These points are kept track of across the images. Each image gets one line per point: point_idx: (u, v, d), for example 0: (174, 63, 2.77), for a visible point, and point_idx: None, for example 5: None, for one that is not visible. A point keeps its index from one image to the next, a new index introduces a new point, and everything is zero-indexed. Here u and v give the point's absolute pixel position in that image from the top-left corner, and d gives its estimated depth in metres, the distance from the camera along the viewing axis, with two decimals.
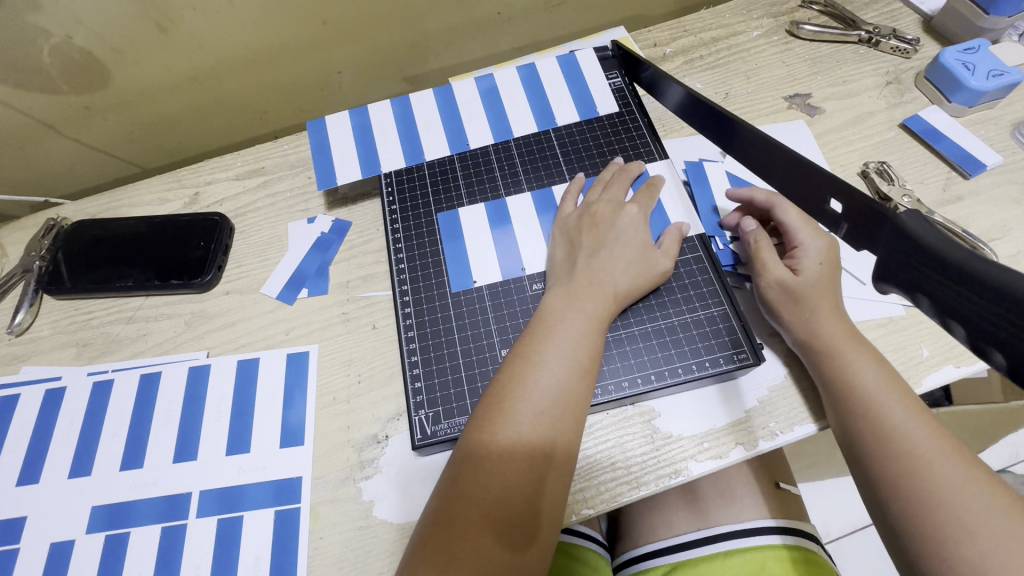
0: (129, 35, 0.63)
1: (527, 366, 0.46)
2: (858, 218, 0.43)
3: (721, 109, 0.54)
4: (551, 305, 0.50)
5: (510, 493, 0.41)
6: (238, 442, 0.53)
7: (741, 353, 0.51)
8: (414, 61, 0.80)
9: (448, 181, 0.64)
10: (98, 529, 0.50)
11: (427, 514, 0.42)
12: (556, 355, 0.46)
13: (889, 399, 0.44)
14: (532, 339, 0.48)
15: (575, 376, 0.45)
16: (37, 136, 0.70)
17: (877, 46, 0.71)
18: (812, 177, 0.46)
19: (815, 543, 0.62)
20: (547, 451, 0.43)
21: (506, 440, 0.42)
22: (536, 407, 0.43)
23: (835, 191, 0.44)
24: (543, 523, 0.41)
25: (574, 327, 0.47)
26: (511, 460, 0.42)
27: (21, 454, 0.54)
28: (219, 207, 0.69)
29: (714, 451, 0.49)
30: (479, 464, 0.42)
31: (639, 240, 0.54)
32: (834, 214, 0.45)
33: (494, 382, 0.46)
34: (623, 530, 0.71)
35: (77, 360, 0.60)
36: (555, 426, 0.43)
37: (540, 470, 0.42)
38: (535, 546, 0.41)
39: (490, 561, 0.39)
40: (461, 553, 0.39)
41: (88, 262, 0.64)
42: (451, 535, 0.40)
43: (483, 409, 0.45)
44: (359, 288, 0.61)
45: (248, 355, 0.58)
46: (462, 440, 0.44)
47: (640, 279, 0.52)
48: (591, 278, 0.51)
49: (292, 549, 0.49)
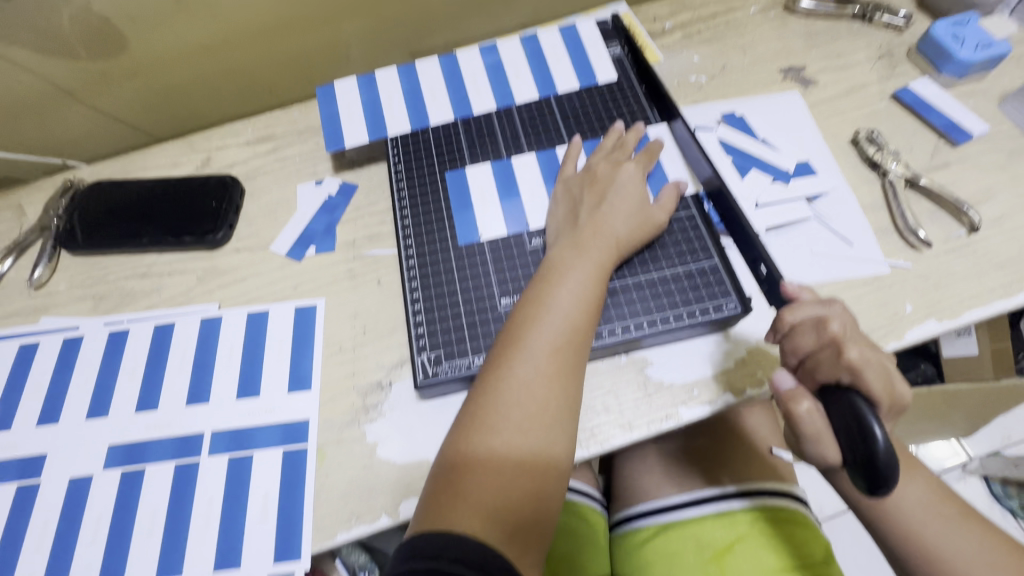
0: (145, 3, 0.66)
1: (540, 308, 0.48)
2: (769, 284, 0.54)
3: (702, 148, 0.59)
4: (558, 255, 0.52)
5: (530, 424, 0.43)
6: (249, 388, 0.56)
7: (730, 304, 0.53)
8: (420, 36, 0.82)
9: (452, 145, 0.66)
10: (115, 465, 0.53)
11: (447, 446, 0.44)
12: (567, 298, 0.48)
13: (925, 513, 0.47)
14: (543, 284, 0.50)
15: (584, 316, 0.48)
16: (55, 102, 0.73)
17: (871, 21, 0.73)
18: (752, 245, 0.55)
19: (800, 504, 0.65)
20: (561, 387, 0.45)
21: (521, 376, 0.45)
22: (550, 345, 0.46)
23: (764, 260, 0.53)
24: (560, 457, 0.44)
25: (583, 272, 0.50)
26: (529, 397, 0.44)
27: (41, 398, 0.57)
28: (230, 170, 0.71)
29: (702, 398, 0.52)
30: (499, 397, 0.44)
31: (637, 194, 0.56)
32: (760, 275, 0.55)
33: (507, 325, 0.49)
34: (618, 489, 0.73)
35: (93, 312, 0.62)
36: (567, 364, 0.46)
37: (557, 405, 0.44)
38: (554, 476, 0.43)
39: (513, 490, 0.41)
40: (484, 479, 0.41)
41: (103, 220, 0.66)
42: (473, 463, 0.42)
43: (498, 349, 0.47)
44: (365, 246, 0.63)
45: (258, 308, 0.60)
46: (479, 379, 0.47)
47: (639, 230, 0.54)
48: (594, 229, 0.53)
49: (300, 487, 0.51)
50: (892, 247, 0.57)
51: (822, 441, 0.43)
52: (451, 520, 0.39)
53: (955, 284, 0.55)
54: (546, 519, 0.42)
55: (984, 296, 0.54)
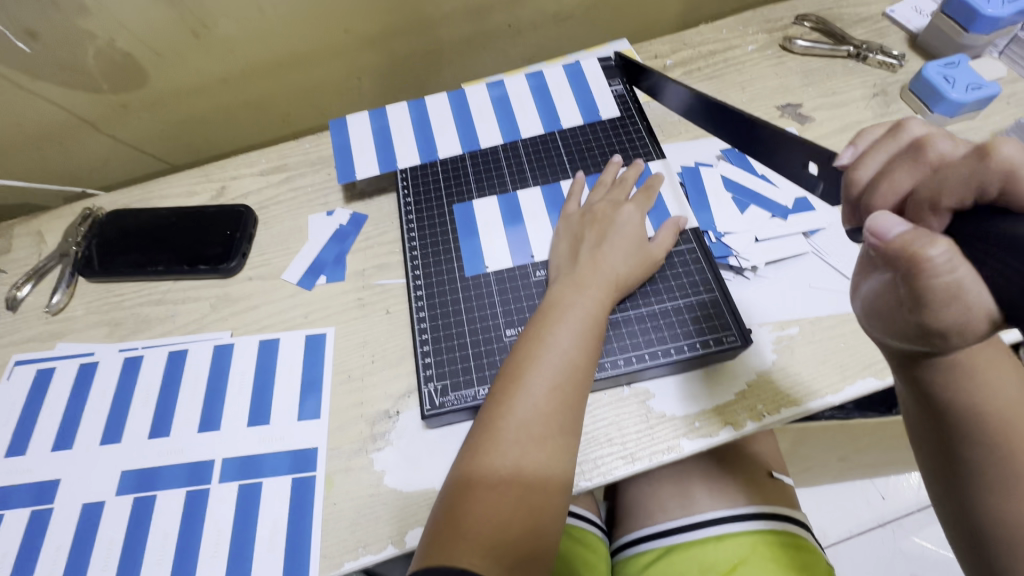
0: (167, 39, 0.69)
1: (540, 346, 0.49)
2: (829, 178, 0.50)
3: (722, 102, 0.58)
4: (559, 293, 0.53)
5: (527, 462, 0.45)
6: (259, 415, 0.57)
7: (729, 336, 0.54)
8: (430, 69, 0.85)
9: (459, 178, 0.68)
10: (128, 491, 0.54)
11: (448, 483, 0.45)
12: (566, 335, 0.50)
13: None
14: (544, 321, 0.51)
15: (583, 355, 0.49)
16: (77, 132, 0.76)
17: (865, 60, 0.75)
18: (790, 148, 0.52)
19: (803, 528, 0.65)
20: (559, 422, 0.46)
21: (521, 412, 0.46)
22: (549, 383, 0.47)
23: (812, 155, 0.50)
24: (555, 491, 0.45)
25: (582, 310, 0.51)
26: (528, 432, 0.45)
27: (56, 423, 0.58)
28: (244, 199, 0.73)
29: (703, 430, 0.53)
30: (498, 435, 0.45)
31: (636, 233, 0.57)
32: (812, 176, 0.52)
33: (508, 361, 0.50)
34: (621, 514, 0.74)
35: (109, 338, 0.64)
36: (567, 399, 0.47)
37: (555, 439, 0.46)
38: (550, 509, 0.44)
39: (510, 526, 0.42)
40: (481, 516, 0.42)
41: (120, 248, 0.68)
42: (472, 500, 0.43)
43: (499, 385, 0.48)
44: (374, 276, 0.65)
45: (269, 336, 0.62)
46: (479, 416, 0.48)
47: (638, 269, 0.56)
48: (594, 267, 0.54)
49: (308, 515, 0.52)
50: None
51: (961, 298, 0.33)
52: (449, 555, 0.40)
53: None
54: (543, 556, 0.43)
55: None
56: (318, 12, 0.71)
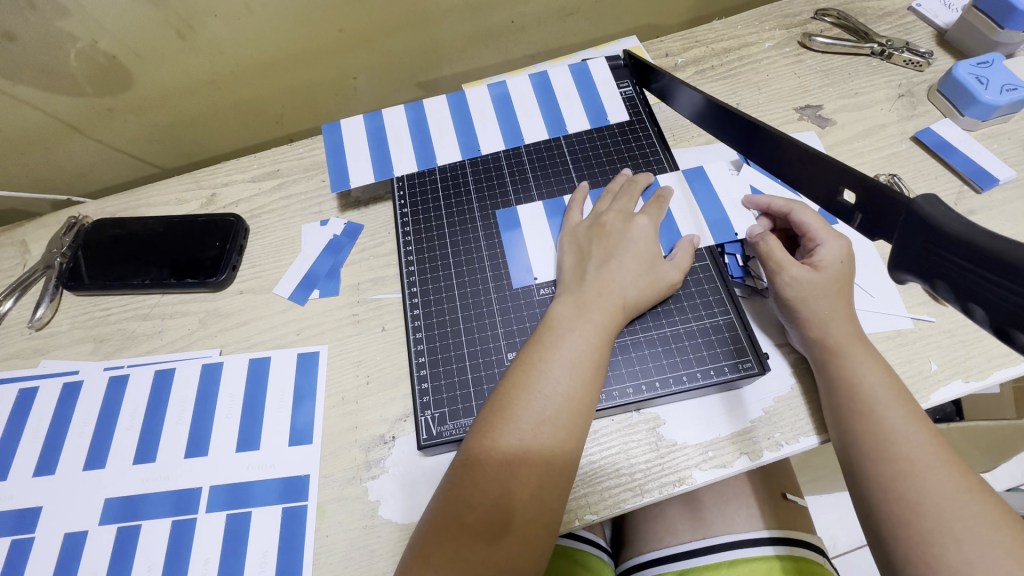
0: (151, 41, 0.65)
1: (533, 373, 0.46)
2: (870, 206, 0.46)
3: (746, 115, 0.54)
4: (559, 314, 0.50)
5: (507, 499, 0.42)
6: (249, 440, 0.54)
7: (746, 362, 0.51)
8: (428, 68, 0.82)
9: (459, 188, 0.65)
10: (111, 521, 0.51)
11: (430, 512, 0.43)
12: (560, 365, 0.47)
13: (932, 464, 0.41)
14: (540, 345, 0.48)
15: (578, 387, 0.46)
16: (61, 136, 0.73)
17: (889, 58, 0.71)
18: (825, 170, 0.48)
19: (821, 554, 0.62)
20: (547, 459, 0.43)
21: (507, 446, 0.43)
22: (538, 415, 0.44)
23: (848, 181, 0.46)
24: (537, 532, 0.42)
25: (580, 336, 0.48)
26: (512, 467, 0.43)
27: (38, 446, 0.56)
28: (235, 208, 0.70)
29: (718, 460, 0.49)
30: (479, 468, 0.43)
31: (649, 251, 0.54)
32: (847, 205, 0.48)
33: (498, 389, 0.47)
34: (628, 535, 0.71)
35: (94, 355, 0.61)
36: (557, 435, 0.44)
37: (541, 478, 0.43)
38: (529, 555, 0.42)
39: (484, 565, 0.40)
40: (455, 553, 0.41)
41: (106, 261, 0.65)
42: (448, 535, 0.41)
43: (487, 414, 0.46)
44: (369, 290, 0.62)
45: (260, 354, 0.59)
46: (468, 440, 0.45)
47: (649, 291, 0.52)
48: (600, 289, 0.51)
49: (299, 548, 0.49)
50: (915, 299, 0.55)
51: (780, 273, 0.51)
52: None
53: (982, 342, 0.52)
54: None
55: (1013, 354, 0.51)
56: (311, 11, 0.68)
